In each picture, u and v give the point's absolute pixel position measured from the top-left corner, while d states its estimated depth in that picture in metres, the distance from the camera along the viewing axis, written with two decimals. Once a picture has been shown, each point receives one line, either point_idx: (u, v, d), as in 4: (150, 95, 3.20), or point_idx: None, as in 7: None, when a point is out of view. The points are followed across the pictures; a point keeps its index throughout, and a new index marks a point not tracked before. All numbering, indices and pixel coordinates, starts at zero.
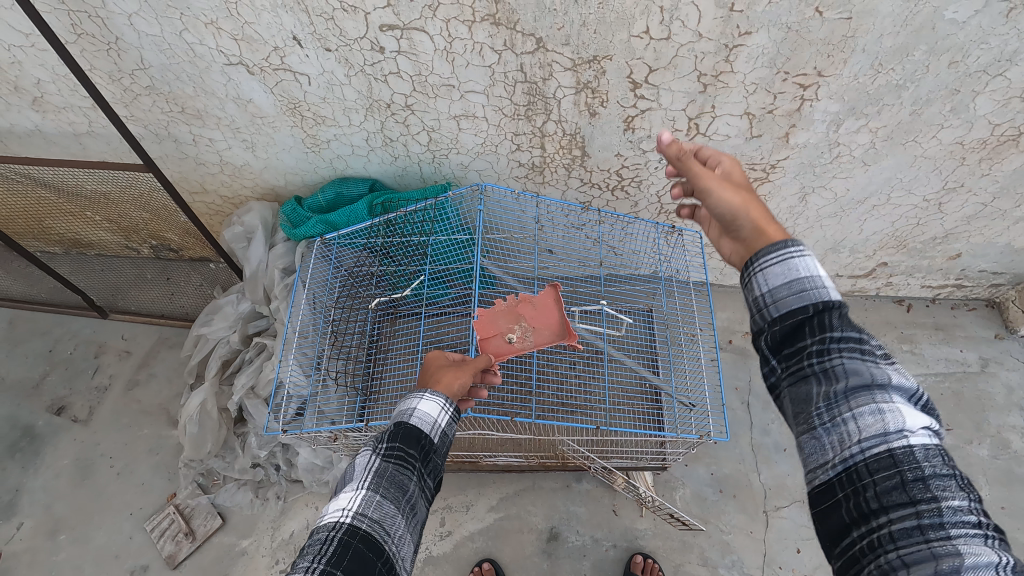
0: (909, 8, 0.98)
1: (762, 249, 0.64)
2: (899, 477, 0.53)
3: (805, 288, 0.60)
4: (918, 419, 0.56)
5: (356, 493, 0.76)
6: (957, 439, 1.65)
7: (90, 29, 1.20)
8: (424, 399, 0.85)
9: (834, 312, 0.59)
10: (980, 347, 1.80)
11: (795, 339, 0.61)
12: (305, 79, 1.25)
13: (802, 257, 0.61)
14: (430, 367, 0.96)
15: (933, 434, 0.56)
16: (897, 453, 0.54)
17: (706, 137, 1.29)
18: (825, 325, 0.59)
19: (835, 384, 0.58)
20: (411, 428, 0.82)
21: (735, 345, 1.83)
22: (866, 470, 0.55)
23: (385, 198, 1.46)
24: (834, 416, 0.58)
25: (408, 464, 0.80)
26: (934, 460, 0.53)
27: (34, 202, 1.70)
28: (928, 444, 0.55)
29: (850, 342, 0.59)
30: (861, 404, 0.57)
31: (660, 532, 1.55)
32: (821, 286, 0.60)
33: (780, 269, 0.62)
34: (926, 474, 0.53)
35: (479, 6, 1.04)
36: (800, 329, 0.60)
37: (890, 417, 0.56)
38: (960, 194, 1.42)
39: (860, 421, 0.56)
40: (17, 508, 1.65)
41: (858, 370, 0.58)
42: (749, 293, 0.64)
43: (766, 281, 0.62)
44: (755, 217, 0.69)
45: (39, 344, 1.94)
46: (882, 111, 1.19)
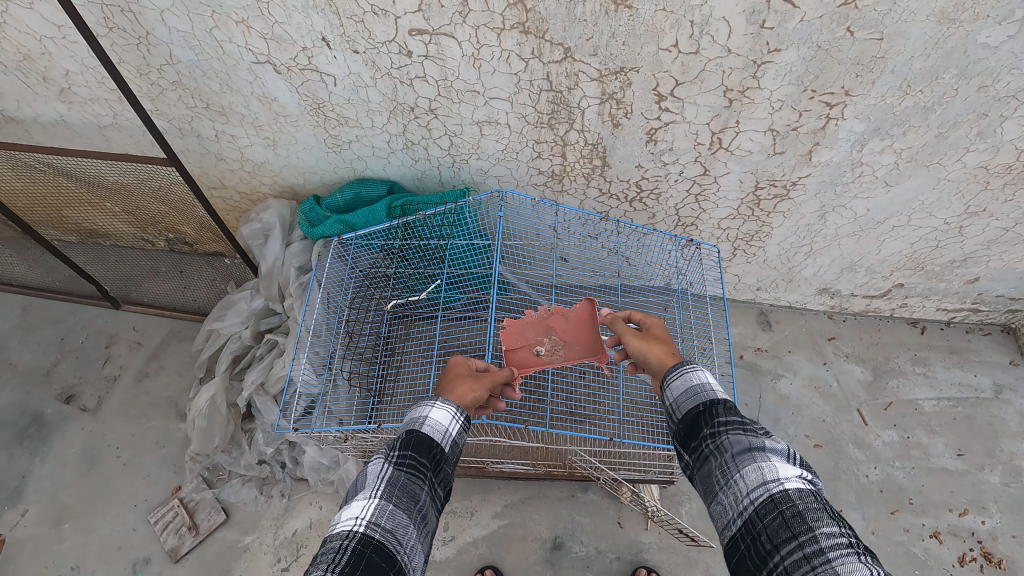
0: (940, 31, 0.99)
1: (669, 372, 0.90)
2: (780, 515, 0.68)
3: (696, 392, 0.85)
4: (791, 470, 0.72)
5: (369, 502, 0.75)
6: (969, 465, 1.64)
7: (122, 23, 1.21)
8: (436, 408, 0.87)
9: (718, 405, 0.82)
10: (995, 373, 1.78)
11: (697, 431, 0.82)
12: (331, 79, 1.26)
13: (695, 370, 0.88)
14: (450, 372, 0.98)
15: (808, 482, 0.71)
16: (776, 496, 0.69)
17: (728, 152, 1.29)
18: (713, 414, 0.81)
19: (726, 456, 0.77)
20: (424, 437, 0.83)
21: (746, 361, 1.82)
22: (757, 516, 0.70)
23: (403, 202, 1.47)
24: (729, 480, 0.75)
25: (420, 472, 0.81)
26: (805, 499, 0.68)
27: (54, 191, 1.72)
28: (801, 487, 0.69)
29: (733, 424, 0.79)
30: (759, 457, 0.74)
31: (665, 546, 1.54)
32: (709, 390, 0.85)
33: (680, 382, 0.88)
34: (799, 509, 0.67)
35: (509, 15, 1.05)
36: (697, 421, 0.83)
37: (767, 472, 0.72)
38: (982, 219, 1.41)
39: (747, 479, 0.73)
40: (23, 495, 1.66)
41: (741, 442, 0.77)
42: (665, 401, 0.90)
43: (672, 393, 0.88)
44: (660, 360, 0.96)
45: (51, 333, 1.95)
46: (907, 132, 1.19)
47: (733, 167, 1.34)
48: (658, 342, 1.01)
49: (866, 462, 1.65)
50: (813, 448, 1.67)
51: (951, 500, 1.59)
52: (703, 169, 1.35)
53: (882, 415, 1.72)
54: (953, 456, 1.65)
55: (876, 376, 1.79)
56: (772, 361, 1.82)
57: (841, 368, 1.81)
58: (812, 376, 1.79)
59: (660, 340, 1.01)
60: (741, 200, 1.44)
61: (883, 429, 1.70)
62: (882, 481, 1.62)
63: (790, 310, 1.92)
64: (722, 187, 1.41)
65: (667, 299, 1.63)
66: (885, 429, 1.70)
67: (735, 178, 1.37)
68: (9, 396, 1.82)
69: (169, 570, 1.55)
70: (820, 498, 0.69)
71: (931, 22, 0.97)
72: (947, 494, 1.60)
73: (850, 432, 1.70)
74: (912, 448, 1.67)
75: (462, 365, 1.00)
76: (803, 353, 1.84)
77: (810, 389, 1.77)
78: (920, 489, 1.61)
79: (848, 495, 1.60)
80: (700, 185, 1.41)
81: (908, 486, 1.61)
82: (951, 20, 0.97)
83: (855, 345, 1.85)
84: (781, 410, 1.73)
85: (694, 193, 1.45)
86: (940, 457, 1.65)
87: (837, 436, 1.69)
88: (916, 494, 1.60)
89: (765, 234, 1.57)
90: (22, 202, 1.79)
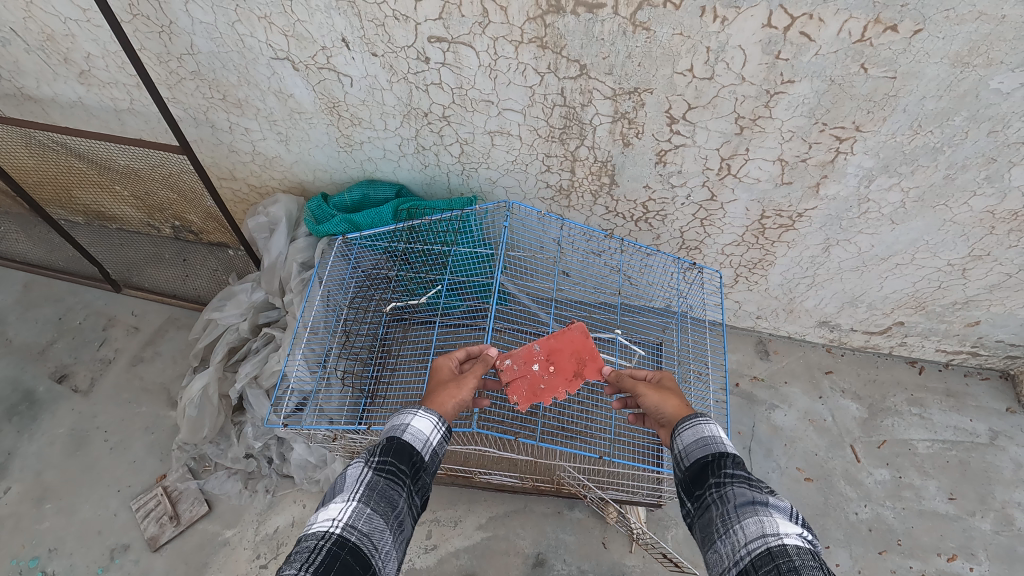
0: (954, 73, 0.99)
1: (681, 422, 0.91)
2: (775, 568, 0.67)
3: (706, 443, 0.86)
4: (791, 528, 0.71)
5: (347, 504, 0.75)
6: (960, 510, 1.62)
7: (146, 11, 1.23)
8: (418, 416, 0.87)
9: (727, 457, 0.82)
10: (991, 419, 1.77)
11: (702, 480, 0.82)
12: (348, 80, 1.27)
13: (708, 423, 0.89)
14: (434, 383, 0.99)
15: (807, 542, 0.71)
16: (773, 549, 0.69)
17: (735, 178, 1.30)
18: (720, 465, 0.82)
19: (729, 506, 0.77)
20: (405, 444, 0.83)
21: (742, 389, 1.81)
22: (753, 567, 0.69)
23: (410, 205, 1.49)
24: (729, 529, 0.74)
25: (399, 479, 0.80)
26: (802, 555, 0.67)
27: (65, 171, 1.73)
28: (800, 544, 0.69)
29: (739, 477, 0.80)
30: (763, 509, 0.74)
31: (649, 570, 1.52)
32: (719, 442, 0.85)
33: (691, 432, 0.88)
34: (795, 565, 0.66)
35: (528, 28, 1.07)
36: (704, 470, 0.83)
37: (768, 525, 0.72)
38: (985, 263, 1.41)
39: (746, 530, 0.73)
40: (7, 472, 1.65)
41: (744, 494, 0.77)
42: (675, 448, 0.91)
43: (682, 441, 0.89)
44: (674, 412, 0.96)
45: (50, 311, 1.95)
46: (916, 171, 1.19)
47: (740, 195, 1.34)
48: (669, 393, 1.01)
49: (856, 499, 1.63)
50: (804, 481, 1.66)
51: (940, 545, 1.57)
52: (710, 194, 1.36)
53: (875, 453, 1.71)
54: (944, 500, 1.64)
55: (871, 413, 1.78)
56: (768, 391, 1.81)
57: (837, 403, 1.80)
58: (806, 409, 1.78)
59: (673, 391, 1.01)
60: (747, 227, 1.45)
61: (876, 467, 1.69)
62: (871, 520, 1.60)
63: (788, 340, 1.91)
64: (728, 214, 1.41)
65: (667, 321, 1.62)
66: (878, 467, 1.69)
67: (742, 205, 1.38)
68: (4, 370, 1.82)
69: (147, 559, 1.53)
70: (819, 558, 0.68)
71: (944, 64, 0.98)
72: (936, 538, 1.58)
73: (842, 468, 1.68)
74: (904, 489, 1.65)
75: (447, 367, 1.02)
76: (799, 385, 1.83)
77: (804, 422, 1.76)
78: (909, 531, 1.59)
79: (836, 532, 1.58)
80: (706, 210, 1.42)
81: (897, 527, 1.59)
82: (964, 63, 0.97)
83: (851, 381, 1.84)
84: (774, 441, 1.72)
85: (700, 218, 1.45)
86: (931, 500, 1.64)
87: (828, 471, 1.68)
88: (905, 535, 1.58)
89: (768, 263, 1.57)
90: (33, 179, 1.80)
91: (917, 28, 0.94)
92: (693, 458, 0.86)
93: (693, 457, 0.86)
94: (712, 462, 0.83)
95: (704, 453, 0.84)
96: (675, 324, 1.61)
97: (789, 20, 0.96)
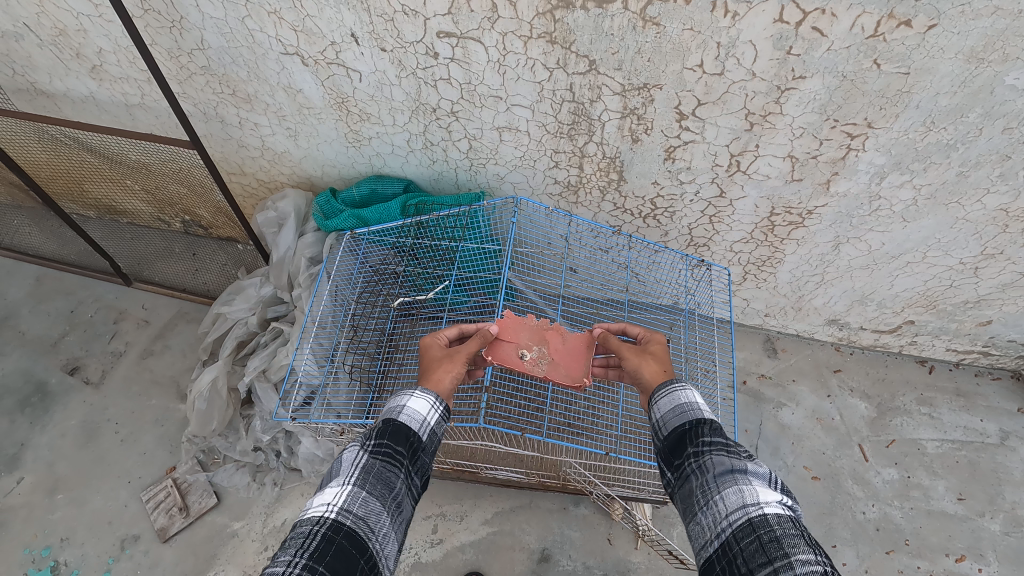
0: (969, 69, 0.98)
1: (657, 389, 0.91)
2: (757, 538, 0.67)
3: (683, 410, 0.86)
4: (771, 495, 0.72)
5: (342, 489, 0.75)
6: (969, 511, 1.61)
7: (157, 6, 1.23)
8: (415, 397, 0.87)
9: (704, 425, 0.83)
10: (1001, 419, 1.76)
11: (681, 450, 0.83)
12: (357, 75, 1.27)
13: (684, 390, 0.89)
14: (426, 357, 1.01)
15: (788, 508, 0.71)
16: (753, 519, 0.69)
17: (745, 175, 1.29)
18: (698, 433, 0.82)
19: (708, 476, 0.77)
20: (401, 426, 0.83)
21: (749, 387, 1.81)
22: (734, 538, 0.69)
23: (418, 201, 1.49)
24: (709, 500, 0.75)
25: (396, 461, 0.81)
26: (783, 524, 0.67)
27: (76, 165, 1.74)
28: (780, 512, 0.69)
29: (718, 444, 0.80)
30: (744, 480, 0.74)
31: (654, 567, 1.52)
32: (696, 409, 0.86)
33: (668, 400, 0.88)
34: (776, 534, 0.66)
35: (537, 24, 1.06)
36: (683, 438, 0.83)
37: (747, 495, 0.72)
38: (998, 262, 1.40)
39: (727, 501, 0.73)
40: (20, 463, 1.67)
41: (723, 463, 0.77)
42: (652, 417, 0.91)
43: (659, 410, 0.89)
44: (652, 377, 0.96)
45: (62, 304, 1.97)
46: (928, 168, 1.18)
47: (749, 192, 1.34)
48: (650, 357, 1.01)
49: (863, 499, 1.62)
50: (811, 480, 1.65)
51: (948, 545, 1.56)
52: (720, 191, 1.35)
53: (884, 453, 1.70)
54: (953, 500, 1.62)
55: (880, 412, 1.77)
56: (776, 390, 1.81)
57: (845, 401, 1.79)
58: (814, 408, 1.77)
59: (655, 355, 1.01)
60: (756, 225, 1.44)
61: (884, 466, 1.68)
62: (878, 520, 1.59)
63: (797, 339, 1.90)
64: (737, 211, 1.40)
65: (675, 318, 1.61)
66: (886, 467, 1.68)
67: (751, 203, 1.37)
68: (15, 362, 1.84)
69: (157, 549, 1.55)
70: (799, 525, 0.68)
71: (958, 61, 0.97)
72: (943, 538, 1.57)
73: (850, 467, 1.67)
74: (912, 489, 1.64)
75: (437, 346, 1.03)
76: (807, 383, 1.82)
77: (812, 421, 1.75)
78: (917, 531, 1.58)
79: (842, 531, 1.57)
80: (715, 207, 1.41)
81: (904, 527, 1.58)
82: (980, 59, 0.96)
83: (860, 379, 1.83)
84: (782, 440, 1.71)
85: (708, 214, 1.44)
86: (939, 500, 1.62)
87: (836, 470, 1.67)
88: (912, 535, 1.57)
89: (777, 260, 1.56)
90: (45, 174, 1.82)
91: (931, 24, 0.92)
92: (670, 427, 0.86)
93: (670, 426, 0.86)
94: (687, 431, 0.83)
95: (682, 424, 0.85)
96: (683, 321, 1.60)
97: (801, 15, 0.95)
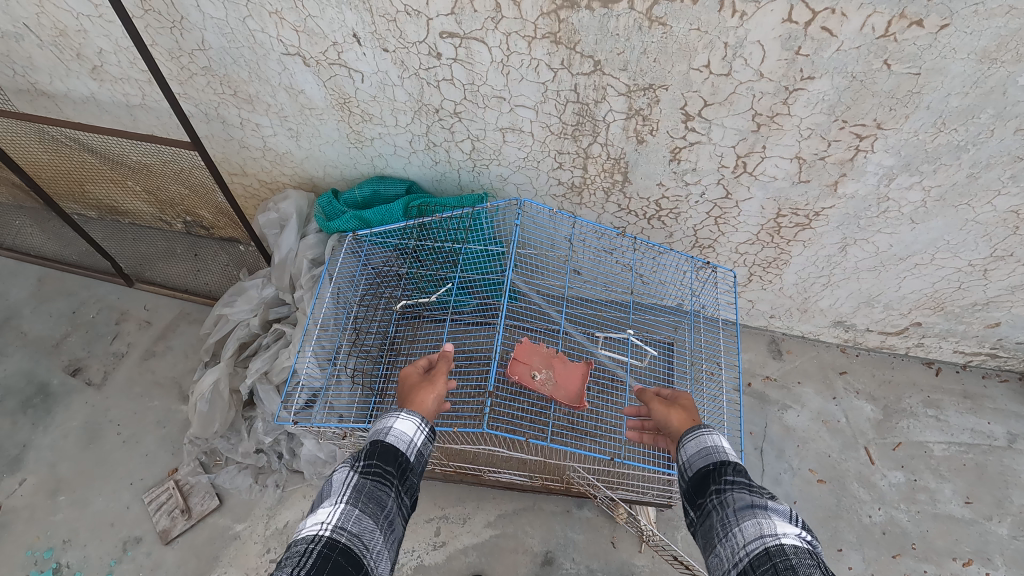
0: (981, 69, 0.96)
1: (684, 432, 0.90)
2: (772, 567, 0.66)
3: (708, 451, 0.84)
4: (791, 529, 0.71)
5: (334, 508, 0.75)
6: (976, 514, 1.59)
7: (157, 6, 1.22)
8: (401, 417, 0.87)
9: (728, 464, 0.82)
10: (1009, 422, 1.74)
11: (703, 488, 0.82)
12: (359, 76, 1.26)
13: (710, 432, 0.88)
14: (406, 381, 0.98)
15: (808, 543, 0.70)
16: (771, 550, 0.68)
17: (752, 176, 1.27)
18: (721, 472, 0.81)
19: (728, 510, 0.76)
20: (389, 446, 0.83)
21: (754, 389, 1.79)
22: (750, 569, 0.68)
23: (420, 202, 1.48)
24: (728, 533, 0.74)
25: (386, 480, 0.80)
26: (800, 555, 0.66)
27: (77, 166, 1.73)
28: (799, 545, 0.68)
29: (740, 483, 0.79)
30: (766, 514, 0.73)
31: (658, 570, 1.51)
32: (720, 450, 0.84)
33: (693, 442, 0.87)
34: (793, 563, 0.66)
35: (542, 23, 1.05)
36: (705, 477, 0.82)
37: (766, 527, 0.71)
38: (1008, 263, 1.38)
39: (745, 533, 0.72)
40: (22, 464, 1.67)
41: (744, 499, 0.76)
42: (677, 458, 0.89)
43: (684, 451, 0.88)
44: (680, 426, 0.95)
45: (64, 305, 1.97)
46: (938, 170, 1.17)
47: (755, 193, 1.32)
48: (678, 409, 0.99)
49: (869, 502, 1.61)
50: (817, 483, 1.63)
51: (955, 549, 1.54)
52: (725, 192, 1.34)
53: (890, 456, 1.68)
54: (960, 503, 1.61)
55: (886, 415, 1.75)
56: (781, 391, 1.79)
57: (851, 404, 1.77)
58: (820, 410, 1.76)
59: (684, 407, 0.99)
60: (762, 226, 1.43)
61: (890, 469, 1.66)
62: (885, 523, 1.58)
63: (802, 340, 1.89)
64: (743, 213, 1.39)
65: (679, 320, 1.59)
66: (892, 470, 1.66)
67: (757, 204, 1.36)
68: (18, 363, 1.84)
69: (159, 551, 1.54)
70: (819, 560, 0.67)
71: (970, 61, 0.95)
72: (950, 542, 1.55)
73: (856, 470, 1.66)
74: (919, 492, 1.63)
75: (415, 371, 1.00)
76: (813, 385, 1.80)
77: (817, 423, 1.74)
78: (924, 534, 1.56)
79: (848, 534, 1.56)
80: (720, 208, 1.39)
81: (911, 530, 1.57)
82: (992, 59, 0.95)
83: (866, 381, 1.81)
84: (787, 442, 1.70)
85: (714, 216, 1.43)
86: (946, 503, 1.61)
87: (842, 473, 1.65)
88: (919, 539, 1.55)
89: (783, 262, 1.55)
90: (47, 174, 1.81)
91: (943, 23, 0.91)
92: (696, 467, 0.84)
93: (694, 465, 0.85)
94: (713, 470, 0.82)
95: (707, 464, 0.83)
96: (688, 323, 1.58)
97: (810, 15, 0.94)
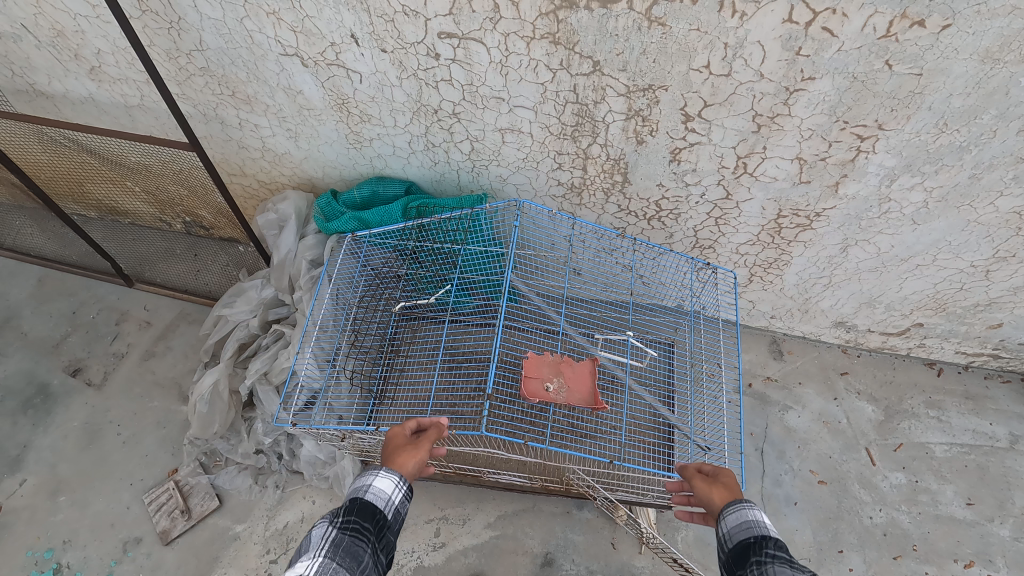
0: (983, 69, 0.96)
1: (725, 505, 0.90)
2: None
3: (750, 526, 0.85)
4: None
5: (313, 561, 0.74)
6: (978, 516, 1.58)
7: (154, 7, 1.22)
8: (380, 475, 0.87)
9: (770, 541, 0.81)
10: (1011, 423, 1.73)
11: (744, 561, 0.81)
12: (357, 76, 1.26)
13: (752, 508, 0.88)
14: (391, 443, 0.97)
15: None
16: None
17: (752, 177, 1.27)
18: (762, 546, 0.81)
19: None
20: (367, 503, 0.84)
21: (755, 389, 1.79)
22: None
23: (419, 203, 1.47)
24: None
25: (363, 536, 0.80)
26: None
27: (76, 166, 1.73)
28: None
29: (781, 558, 0.78)
30: None
31: (658, 572, 1.51)
32: (763, 526, 0.84)
33: (735, 515, 0.87)
34: None
35: (540, 24, 1.04)
36: (747, 551, 0.82)
37: None
38: (1010, 264, 1.37)
39: None
40: (22, 465, 1.67)
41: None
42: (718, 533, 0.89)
43: (725, 525, 0.88)
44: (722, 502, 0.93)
45: (64, 305, 1.97)
46: (940, 170, 1.16)
47: (756, 193, 1.31)
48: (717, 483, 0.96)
49: (871, 503, 1.60)
50: (818, 484, 1.63)
51: (956, 551, 1.53)
52: (726, 193, 1.33)
53: (892, 457, 1.68)
54: (961, 505, 1.60)
55: (887, 416, 1.75)
56: (782, 392, 1.78)
57: (852, 405, 1.76)
58: (821, 411, 1.75)
59: (722, 481, 0.96)
60: (762, 227, 1.42)
61: (891, 470, 1.66)
62: (886, 524, 1.57)
63: (803, 341, 1.88)
64: (743, 214, 1.38)
65: (679, 320, 1.57)
66: (893, 471, 1.66)
67: (758, 205, 1.35)
68: (18, 364, 1.84)
69: (159, 552, 1.54)
70: None
71: (973, 61, 0.95)
72: (952, 544, 1.55)
73: (856, 471, 1.65)
74: (920, 493, 1.62)
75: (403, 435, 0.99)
76: (814, 386, 1.80)
77: (818, 424, 1.73)
78: (926, 536, 1.56)
79: (849, 536, 1.55)
80: (721, 209, 1.38)
81: (912, 532, 1.56)
82: (995, 59, 0.94)
83: (867, 382, 1.81)
84: (788, 443, 1.69)
85: (714, 216, 1.42)
86: (948, 504, 1.60)
87: (843, 474, 1.65)
88: (920, 541, 1.55)
89: (784, 263, 1.54)
90: (46, 174, 1.81)
91: (945, 23, 0.90)
92: (737, 539, 0.85)
93: (735, 539, 0.85)
94: (754, 542, 0.82)
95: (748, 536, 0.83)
96: (689, 324, 1.57)
97: (810, 15, 0.93)
